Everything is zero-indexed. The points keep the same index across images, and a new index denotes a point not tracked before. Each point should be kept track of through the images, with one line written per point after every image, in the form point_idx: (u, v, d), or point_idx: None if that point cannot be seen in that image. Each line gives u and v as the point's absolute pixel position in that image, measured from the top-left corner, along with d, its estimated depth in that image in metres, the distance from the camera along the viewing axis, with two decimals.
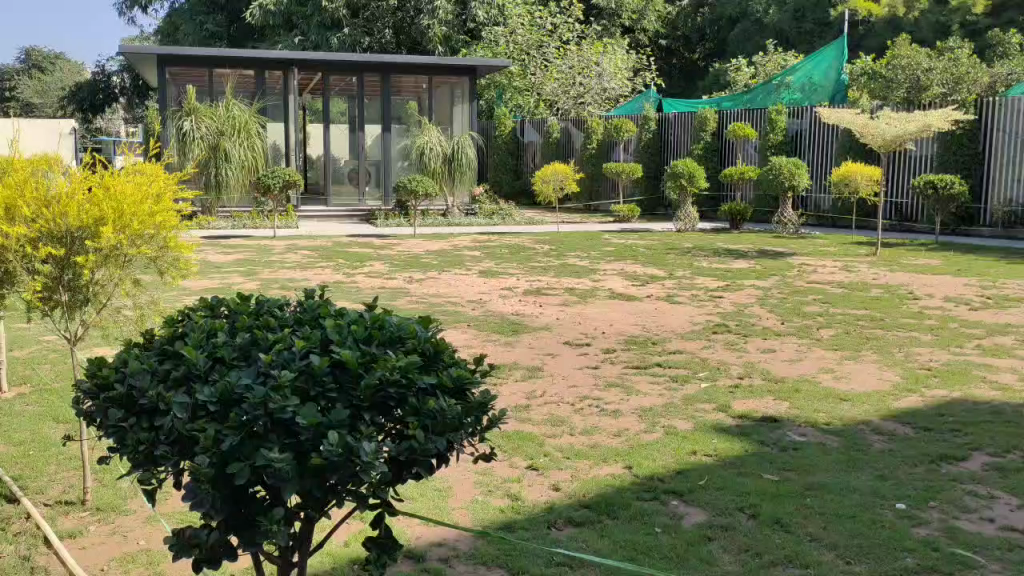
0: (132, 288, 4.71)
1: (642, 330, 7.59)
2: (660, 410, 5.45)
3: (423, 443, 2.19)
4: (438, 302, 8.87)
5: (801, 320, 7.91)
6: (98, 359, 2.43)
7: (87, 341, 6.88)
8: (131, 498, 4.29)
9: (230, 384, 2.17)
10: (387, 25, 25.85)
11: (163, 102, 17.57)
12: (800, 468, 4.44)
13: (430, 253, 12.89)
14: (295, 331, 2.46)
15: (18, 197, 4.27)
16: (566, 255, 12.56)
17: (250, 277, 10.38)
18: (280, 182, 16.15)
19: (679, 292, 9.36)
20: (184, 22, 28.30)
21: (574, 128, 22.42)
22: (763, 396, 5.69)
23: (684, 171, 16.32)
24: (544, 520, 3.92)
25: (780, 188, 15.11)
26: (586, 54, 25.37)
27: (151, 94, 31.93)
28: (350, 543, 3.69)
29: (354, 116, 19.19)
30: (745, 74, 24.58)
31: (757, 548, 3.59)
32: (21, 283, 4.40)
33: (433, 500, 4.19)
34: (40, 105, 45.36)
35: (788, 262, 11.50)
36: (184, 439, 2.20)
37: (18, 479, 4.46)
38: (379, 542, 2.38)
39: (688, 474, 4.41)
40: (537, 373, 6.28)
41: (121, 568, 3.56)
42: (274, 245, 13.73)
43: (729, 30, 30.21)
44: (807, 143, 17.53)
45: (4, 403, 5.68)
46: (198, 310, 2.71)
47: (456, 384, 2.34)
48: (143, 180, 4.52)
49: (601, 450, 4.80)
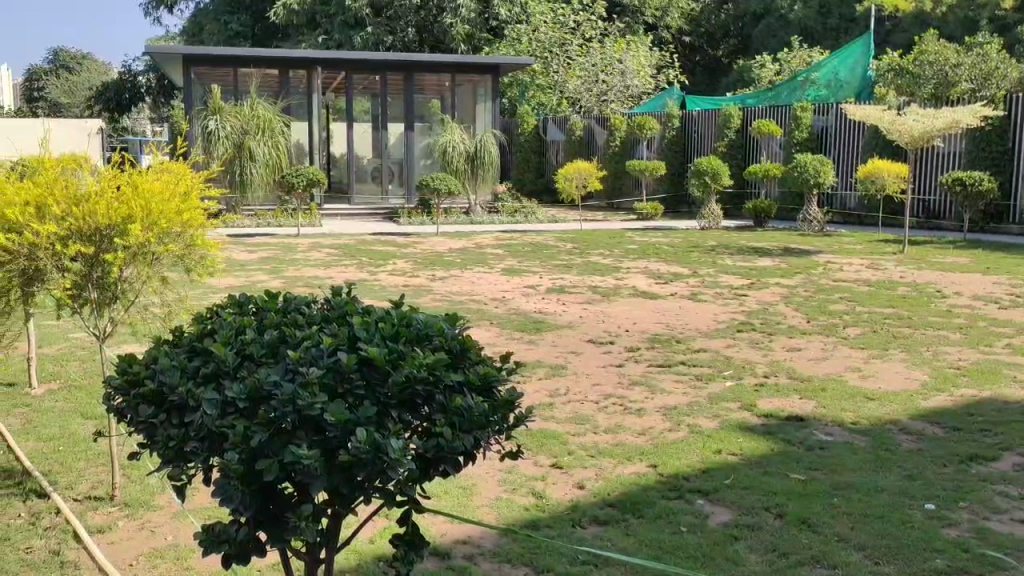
0: (160, 285, 4.73)
1: (666, 328, 7.56)
2: (685, 409, 5.41)
3: (450, 441, 2.19)
4: (461, 300, 8.88)
5: (828, 318, 7.84)
6: (128, 355, 2.45)
7: (116, 338, 6.96)
8: (159, 494, 4.33)
9: (260, 381, 2.20)
10: (410, 23, 25.97)
11: (188, 102, 17.71)
12: (827, 468, 4.40)
13: (454, 250, 12.90)
14: (324, 328, 2.47)
15: (48, 196, 4.32)
16: (590, 253, 12.54)
17: (275, 274, 10.44)
18: (305, 180, 16.29)
19: (704, 290, 9.31)
20: (209, 22, 28.53)
21: (597, 126, 22.32)
22: (790, 395, 5.64)
23: (709, 168, 16.23)
24: (569, 519, 3.91)
25: (806, 186, 14.99)
26: (609, 52, 25.15)
27: (176, 93, 32.18)
28: (375, 539, 3.71)
29: (377, 115, 19.29)
30: (769, 70, 24.40)
31: (784, 548, 3.56)
32: (51, 281, 4.46)
33: (458, 498, 4.20)
34: (67, 104, 45.87)
35: (815, 260, 11.40)
36: (214, 436, 2.21)
37: (48, 474, 4.52)
38: (407, 539, 2.38)
39: (714, 473, 4.39)
40: (561, 371, 6.26)
41: (150, 563, 3.59)
42: (298, 244, 13.77)
43: (753, 27, 29.99)
44: (833, 140, 17.36)
45: (34, 400, 5.74)
46: (226, 308, 2.72)
47: (483, 381, 2.35)
48: (170, 179, 4.56)
49: (625, 449, 4.78)
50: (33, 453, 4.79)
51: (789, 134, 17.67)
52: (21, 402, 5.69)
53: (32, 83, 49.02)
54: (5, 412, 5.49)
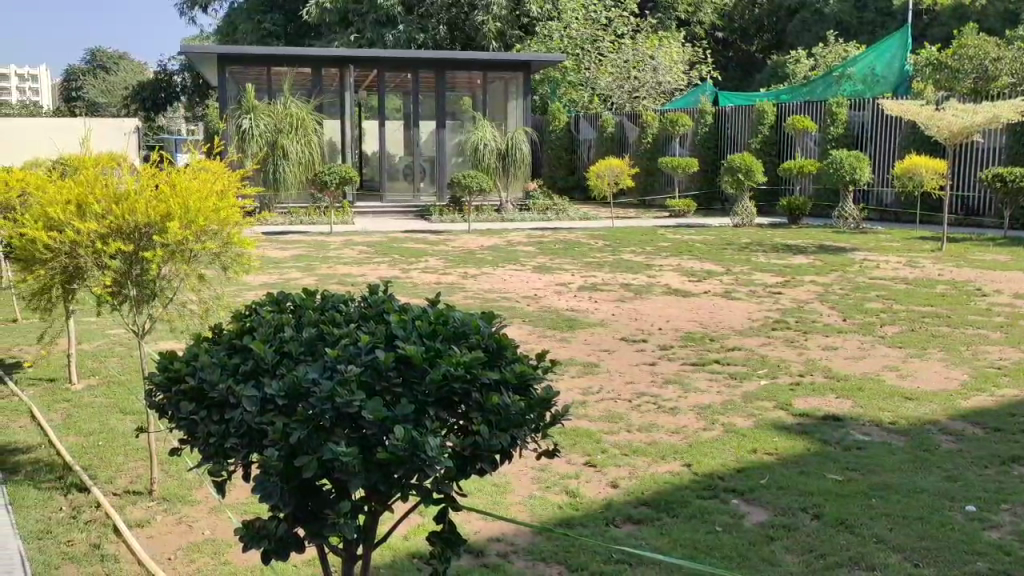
0: (198, 283, 4.77)
1: (700, 326, 7.52)
2: (719, 408, 5.38)
3: (488, 440, 2.20)
4: (493, 297, 8.90)
5: (864, 317, 7.75)
6: (169, 353, 2.48)
7: (154, 336, 7.06)
8: (197, 488, 4.38)
9: (300, 378, 2.21)
10: (441, 21, 26.02)
11: (222, 101, 17.88)
12: (866, 468, 4.34)
13: (485, 248, 12.92)
14: (361, 326, 2.48)
15: (89, 195, 4.41)
16: (622, 250, 12.50)
17: (308, 272, 10.53)
18: (337, 179, 16.39)
19: (737, 288, 9.23)
20: (242, 22, 28.80)
21: (629, 123, 22.27)
22: (826, 394, 5.58)
23: (742, 165, 16.11)
24: (603, 517, 3.90)
25: (841, 182, 14.81)
26: (641, 48, 25.16)
27: (210, 93, 32.56)
28: (410, 536, 3.73)
29: (409, 112, 19.34)
30: (804, 66, 24.21)
31: (822, 550, 3.52)
32: (92, 279, 4.56)
33: (492, 495, 4.21)
34: (105, 104, 46.57)
35: (850, 258, 11.27)
36: (253, 432, 2.23)
37: (89, 469, 4.60)
38: (444, 536, 2.38)
39: (749, 473, 4.34)
40: (594, 369, 6.26)
41: (188, 557, 3.63)
42: (331, 241, 13.89)
43: (788, 22, 29.68)
44: (869, 135, 17.12)
45: (75, 395, 5.84)
46: (265, 305, 2.74)
47: (520, 379, 2.33)
48: (208, 178, 4.59)
49: (659, 447, 4.76)
50: (72, 449, 4.86)
51: (824, 130, 17.46)
52: (62, 397, 5.80)
53: (70, 83, 49.86)
54: (47, 407, 5.59)
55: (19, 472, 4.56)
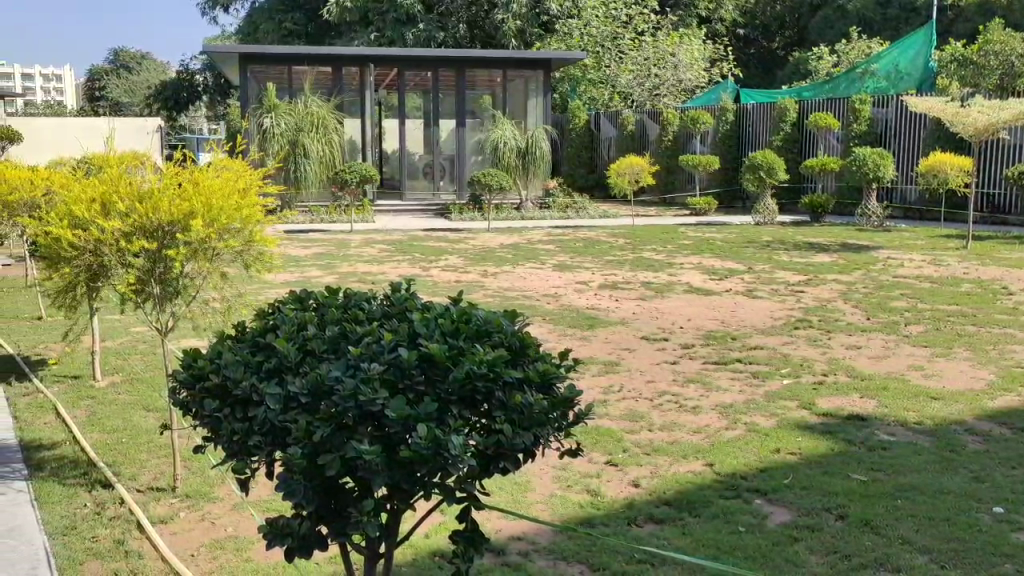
0: (220, 281, 4.79)
1: (721, 325, 7.47)
2: (741, 407, 5.34)
3: (511, 439, 2.18)
4: (513, 295, 8.88)
5: (889, 316, 7.65)
6: (193, 350, 2.49)
7: (176, 334, 7.10)
8: (219, 486, 4.40)
9: (322, 376, 2.21)
10: (461, 19, 26.10)
11: (243, 100, 17.97)
12: (892, 468, 4.30)
13: (506, 246, 12.90)
14: (384, 325, 2.49)
15: (113, 194, 4.46)
16: (642, 248, 12.46)
17: (329, 270, 10.56)
18: (358, 178, 16.44)
19: (759, 286, 9.16)
20: (263, 21, 28.93)
21: (649, 120, 22.10)
22: (849, 394, 5.53)
23: (763, 163, 16.02)
24: (625, 517, 3.89)
25: (865, 180, 14.70)
26: (662, 46, 25.12)
27: (232, 92, 32.74)
28: (431, 535, 3.73)
29: (429, 111, 19.37)
30: (826, 63, 24.04)
31: (846, 551, 3.48)
32: (116, 277, 4.59)
33: (513, 493, 4.21)
34: (128, 104, 47.04)
35: (874, 256, 11.17)
36: (277, 430, 2.23)
37: (113, 465, 4.63)
38: (467, 536, 2.36)
39: (772, 472, 4.31)
40: (615, 368, 6.23)
41: (210, 554, 3.65)
42: (351, 239, 13.92)
43: (810, 18, 29.50)
44: (893, 132, 16.94)
45: (98, 392, 5.90)
46: (288, 303, 2.74)
47: (543, 378, 2.32)
48: (229, 176, 4.61)
49: (681, 446, 4.73)
50: (96, 445, 4.90)
51: (847, 127, 17.30)
52: (87, 394, 5.86)
53: (94, 83, 50.17)
54: (72, 404, 5.64)
55: (43, 468, 4.60)
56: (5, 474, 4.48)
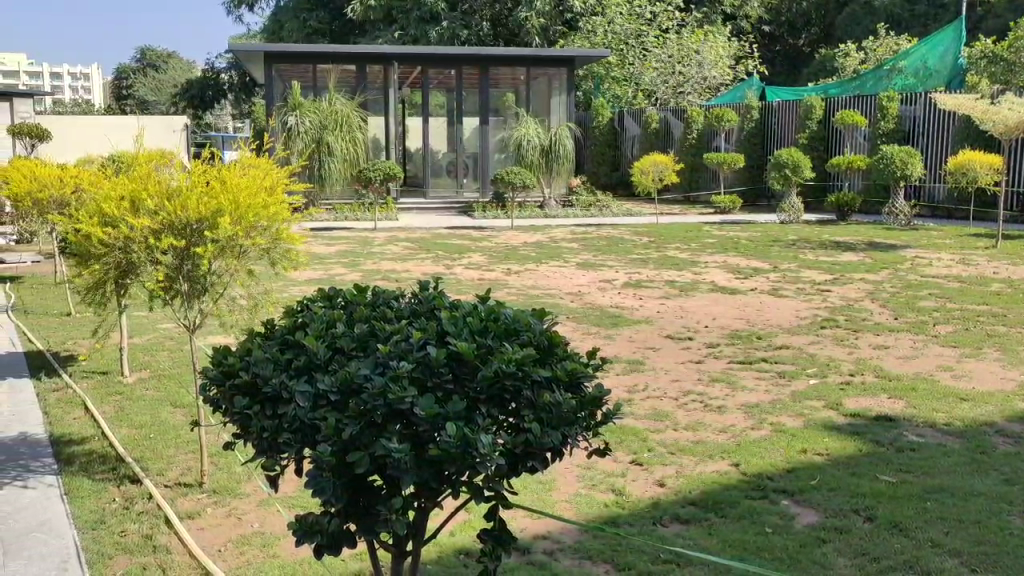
0: (247, 279, 4.81)
1: (746, 324, 7.43)
2: (768, 407, 5.30)
3: (539, 437, 2.17)
4: (537, 294, 8.88)
5: (917, 316, 7.57)
6: (223, 347, 2.50)
7: (202, 330, 7.17)
8: (246, 481, 4.43)
9: (351, 373, 2.21)
10: (484, 17, 26.14)
11: (269, 98, 18.07)
12: (921, 470, 4.26)
13: (529, 244, 12.90)
14: (412, 324, 2.49)
15: (143, 191, 4.52)
16: (667, 247, 12.40)
17: (353, 268, 10.60)
18: (381, 175, 16.49)
19: (785, 285, 9.11)
20: (288, 20, 29.09)
21: (673, 118, 21.92)
22: (877, 394, 5.47)
23: (789, 161, 15.93)
24: (650, 516, 3.87)
25: (892, 179, 14.56)
26: (687, 42, 25.00)
27: (256, 90, 32.95)
28: (455, 533, 3.74)
29: (452, 108, 19.41)
30: (854, 59, 23.80)
31: (874, 553, 3.45)
32: (145, 274, 4.63)
33: (538, 492, 4.20)
34: (154, 102, 47.48)
35: (901, 255, 11.08)
36: (306, 428, 2.23)
37: (140, 461, 4.68)
38: (494, 535, 2.36)
39: (799, 472, 4.29)
40: (639, 366, 6.22)
41: (238, 549, 3.68)
42: (376, 237, 13.97)
43: (837, 15, 29.25)
44: (921, 129, 16.73)
45: (126, 388, 5.95)
46: (317, 300, 2.75)
47: (571, 376, 2.31)
48: (256, 174, 4.64)
49: (706, 446, 4.71)
50: (124, 441, 4.96)
51: (874, 125, 17.14)
52: (115, 389, 5.92)
53: (121, 82, 50.60)
54: (100, 400, 5.70)
55: (73, 463, 4.65)
56: (36, 469, 4.54)
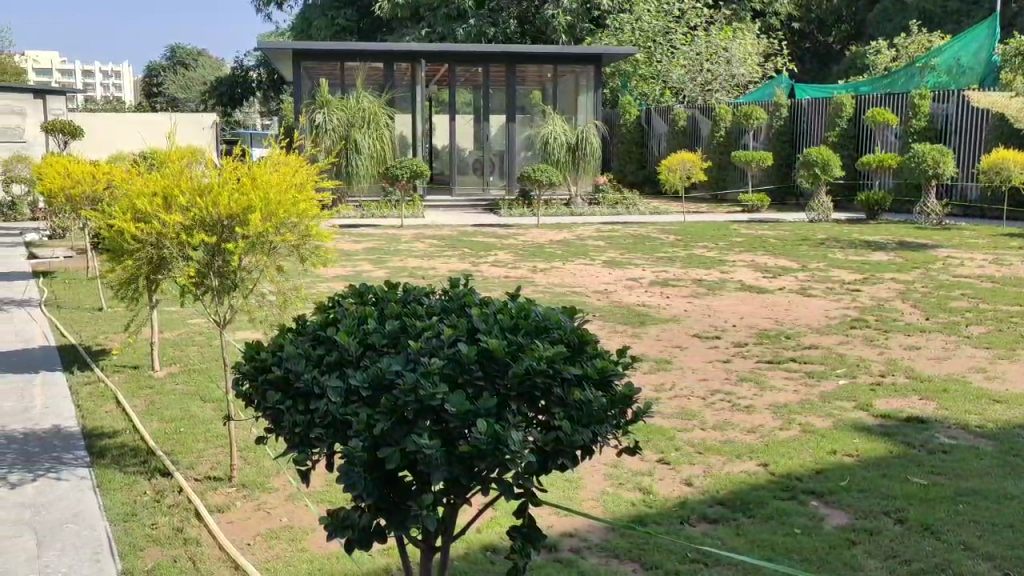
0: (277, 275, 4.82)
1: (774, 323, 7.40)
2: (797, 407, 5.26)
3: (570, 435, 2.17)
4: (563, 292, 8.85)
5: (949, 316, 7.49)
6: (255, 342, 2.52)
7: (233, 325, 7.25)
8: (274, 476, 4.47)
9: (382, 369, 2.23)
10: (512, 15, 26.15)
11: (298, 95, 18.21)
12: (952, 472, 4.21)
13: (556, 242, 12.88)
14: (443, 320, 2.50)
15: (175, 188, 4.59)
16: (695, 245, 12.33)
17: (380, 265, 10.65)
18: (408, 173, 16.50)
19: (814, 284, 9.06)
20: (316, 18, 29.23)
21: (700, 116, 21.80)
22: (909, 395, 5.42)
23: (818, 159, 15.76)
24: (678, 515, 3.86)
25: (924, 177, 14.38)
26: (715, 40, 25.06)
27: (285, 88, 33.16)
28: (482, 530, 3.75)
29: (479, 106, 19.43)
30: (885, 57, 23.53)
31: (905, 555, 3.41)
32: (176, 269, 4.68)
33: (565, 489, 4.20)
34: (183, 99, 47.88)
35: (932, 254, 10.94)
36: (338, 423, 2.23)
37: (171, 454, 4.73)
38: (524, 531, 2.36)
39: (829, 474, 4.25)
40: (666, 365, 6.20)
41: (267, 543, 3.71)
42: (402, 234, 14.01)
43: (868, 11, 28.95)
44: (954, 128, 16.50)
45: (158, 382, 6.03)
46: (347, 297, 2.77)
47: (602, 375, 2.30)
48: (287, 171, 4.67)
49: (734, 445, 4.69)
50: (157, 434, 5.02)
51: (906, 123, 16.95)
52: (146, 383, 6.00)
53: (152, 79, 51.22)
54: (132, 394, 5.77)
55: (105, 455, 4.71)
56: (69, 460, 4.62)
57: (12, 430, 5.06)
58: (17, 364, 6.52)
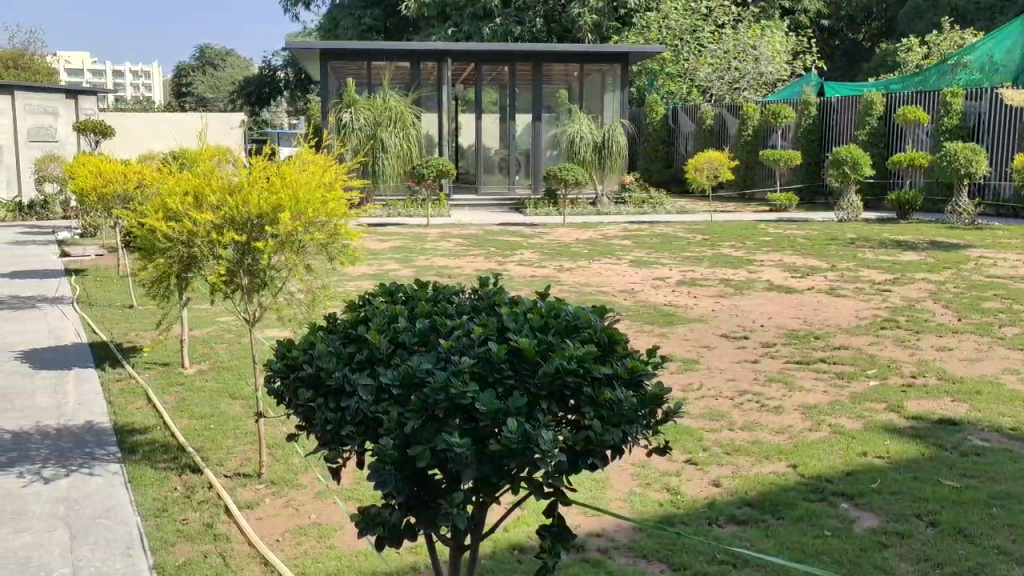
0: (306, 273, 4.84)
1: (803, 323, 7.35)
2: (826, 408, 5.22)
3: (600, 434, 2.16)
4: (589, 292, 8.83)
5: (981, 317, 7.39)
6: (287, 340, 2.54)
7: (261, 324, 7.33)
8: (303, 473, 4.50)
9: (413, 368, 2.23)
10: (538, 13, 26.10)
11: (325, 94, 18.34)
12: (985, 475, 4.15)
13: (582, 241, 12.86)
14: (472, 319, 2.51)
15: (206, 186, 4.63)
16: (722, 245, 12.26)
17: (406, 264, 10.70)
18: (434, 172, 16.52)
19: (843, 284, 8.98)
20: (344, 18, 29.38)
21: (728, 115, 21.70)
22: (940, 396, 5.36)
23: (848, 158, 15.60)
24: (706, 516, 3.83)
25: (956, 176, 14.20)
26: (743, 38, 24.81)
27: (312, 87, 33.36)
28: (510, 528, 3.75)
29: (505, 105, 19.47)
30: (916, 54, 23.25)
31: (937, 558, 3.37)
32: (207, 267, 4.72)
33: (593, 489, 4.19)
34: (212, 99, 48.34)
35: (965, 254, 10.79)
36: (370, 421, 2.25)
37: (201, 451, 4.77)
38: (553, 530, 2.36)
39: (859, 475, 4.21)
40: (694, 365, 6.17)
41: (296, 539, 3.73)
42: (429, 233, 14.06)
43: (899, 9, 28.65)
44: (987, 126, 16.28)
45: (188, 378, 6.10)
46: (377, 296, 2.78)
47: (632, 375, 2.28)
48: (316, 170, 4.70)
49: (764, 446, 4.65)
50: (186, 430, 5.07)
51: (937, 121, 16.74)
52: (176, 380, 6.07)
53: (181, 79, 51.81)
54: (162, 391, 5.83)
55: (136, 451, 4.77)
56: (101, 456, 4.67)
57: (46, 426, 5.13)
58: (51, 360, 6.61)
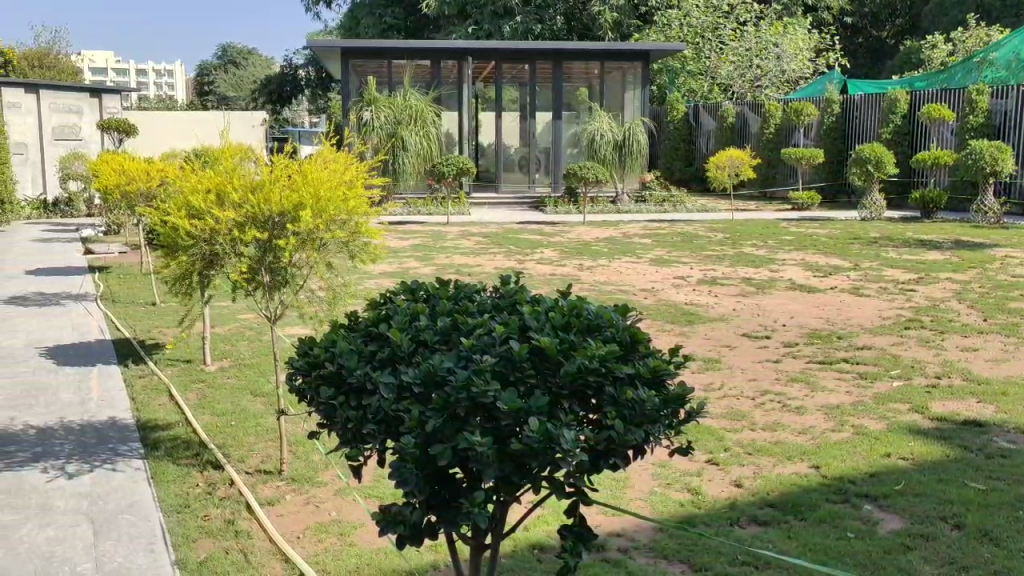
0: (327, 270, 4.84)
1: (826, 323, 7.28)
2: (850, 409, 5.16)
3: (622, 433, 2.14)
4: (610, 291, 8.80)
5: (1007, 317, 7.29)
6: (309, 338, 2.55)
7: (281, 321, 7.37)
8: (323, 470, 4.51)
9: (434, 366, 2.22)
10: (559, 12, 26.17)
11: (346, 93, 18.41)
12: (1012, 478, 4.09)
13: (602, 240, 12.82)
14: (494, 318, 2.50)
15: (228, 185, 4.65)
16: (743, 244, 12.18)
17: (426, 262, 10.72)
18: (454, 170, 16.50)
19: (867, 284, 8.89)
20: (365, 17, 29.47)
21: (750, 112, 21.57)
22: (966, 398, 5.29)
23: (871, 156, 15.46)
24: (728, 517, 3.81)
25: (981, 175, 14.03)
26: (765, 35, 24.61)
27: (332, 85, 33.49)
28: (530, 528, 3.74)
29: (525, 103, 19.45)
30: (941, 51, 22.98)
31: (962, 562, 3.32)
32: (229, 264, 4.75)
33: (614, 488, 4.18)
34: (235, 98, 48.70)
35: (990, 254, 10.64)
36: (391, 419, 2.24)
37: (222, 448, 4.79)
38: (575, 529, 2.34)
39: (883, 476, 4.16)
40: (716, 364, 6.14)
41: (316, 537, 3.74)
42: (448, 231, 14.07)
43: (925, 6, 28.35)
44: (1013, 124, 16.09)
45: (209, 375, 6.14)
46: (399, 294, 2.78)
47: (654, 374, 2.26)
48: (337, 168, 4.70)
49: (786, 447, 4.61)
50: (207, 427, 5.09)
51: (961, 119, 16.55)
52: (198, 376, 6.11)
53: (203, 78, 52.22)
54: (184, 388, 5.87)
55: (160, 447, 4.80)
56: (124, 452, 4.70)
57: (70, 421, 5.18)
58: (75, 357, 6.68)
